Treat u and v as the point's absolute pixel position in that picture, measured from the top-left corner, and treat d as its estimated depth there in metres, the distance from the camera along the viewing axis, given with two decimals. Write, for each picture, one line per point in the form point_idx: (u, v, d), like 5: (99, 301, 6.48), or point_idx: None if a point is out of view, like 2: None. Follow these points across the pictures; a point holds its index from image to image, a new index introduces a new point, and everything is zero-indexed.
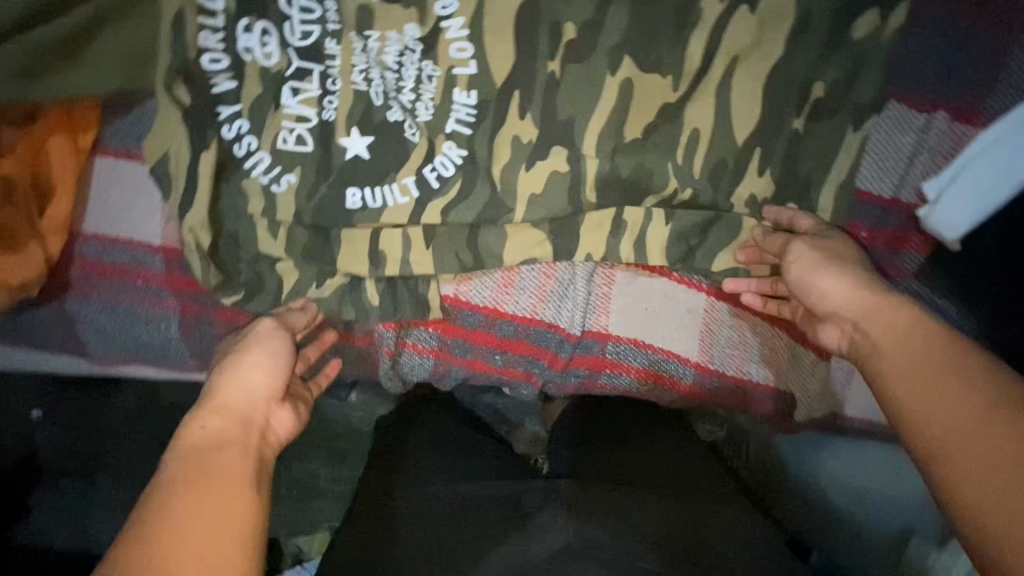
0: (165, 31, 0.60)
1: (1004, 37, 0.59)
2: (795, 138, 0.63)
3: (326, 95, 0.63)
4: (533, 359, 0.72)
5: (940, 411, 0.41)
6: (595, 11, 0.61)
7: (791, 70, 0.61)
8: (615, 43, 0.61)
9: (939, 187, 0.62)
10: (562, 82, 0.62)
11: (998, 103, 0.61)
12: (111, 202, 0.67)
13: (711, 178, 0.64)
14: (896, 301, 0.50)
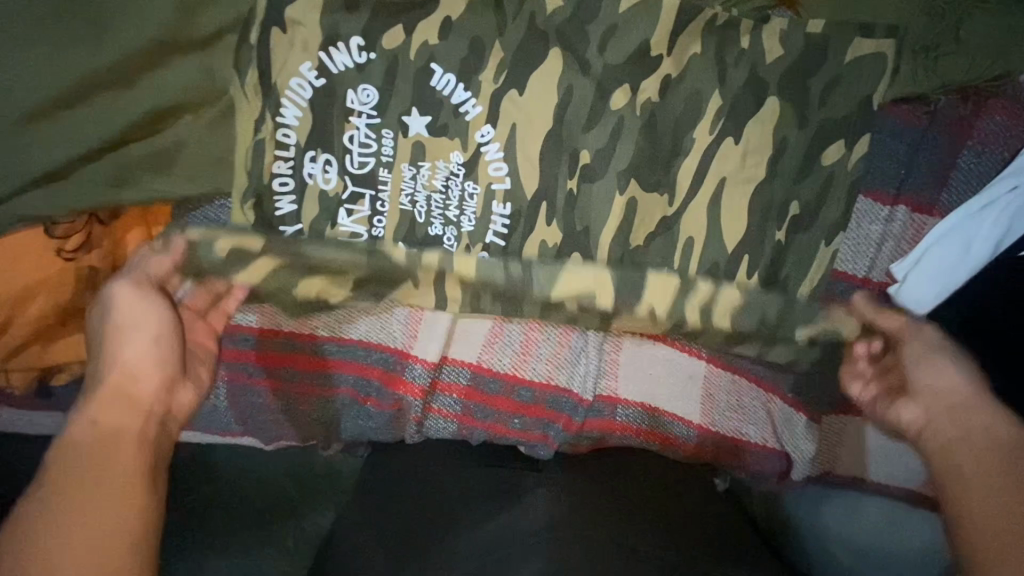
0: (242, 151, 0.67)
1: (953, 152, 0.71)
2: (778, 247, 0.71)
3: (376, 216, 0.70)
4: (549, 422, 0.79)
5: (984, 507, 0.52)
6: (607, 140, 0.68)
7: (771, 193, 0.70)
8: (624, 168, 0.69)
9: (905, 269, 0.72)
10: (579, 199, 0.70)
11: (952, 199, 0.71)
12: None
13: (705, 277, 0.72)
14: (994, 403, 0.61)
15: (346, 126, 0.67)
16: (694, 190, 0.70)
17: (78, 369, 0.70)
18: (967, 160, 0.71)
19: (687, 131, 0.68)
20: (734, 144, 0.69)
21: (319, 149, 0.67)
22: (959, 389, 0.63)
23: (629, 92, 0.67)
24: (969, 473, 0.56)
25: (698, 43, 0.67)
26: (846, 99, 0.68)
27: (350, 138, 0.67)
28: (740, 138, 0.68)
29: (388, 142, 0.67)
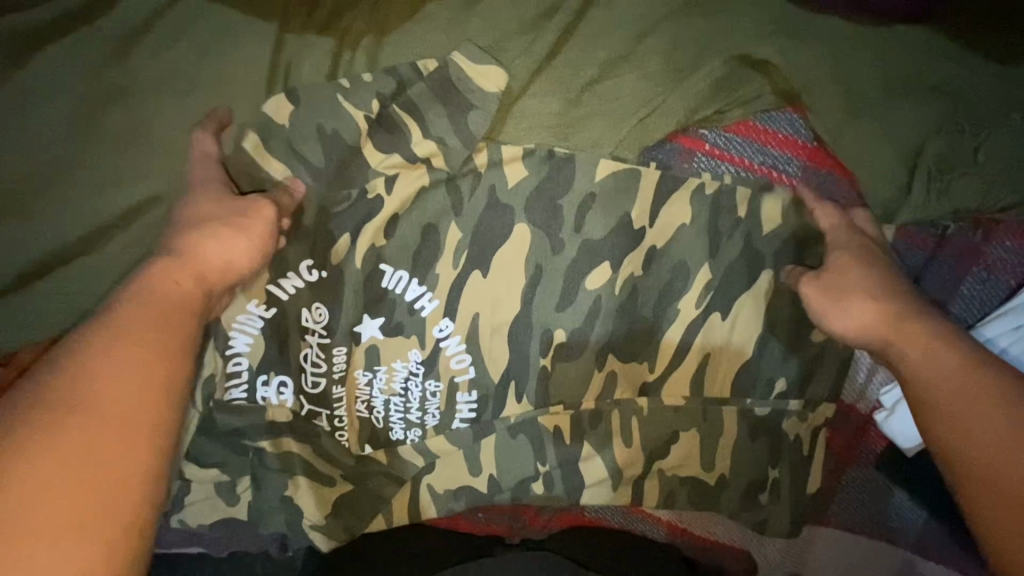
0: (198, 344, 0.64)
1: (955, 275, 0.65)
2: (756, 420, 0.70)
3: (336, 431, 0.68)
4: (514, 516, 0.79)
5: (854, 305, 0.57)
6: (584, 320, 0.67)
7: (759, 370, 0.69)
8: (601, 346, 0.68)
9: (893, 398, 0.68)
10: (553, 375, 0.69)
11: None
12: None
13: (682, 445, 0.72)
14: (907, 311, 0.55)
15: (301, 344, 0.65)
16: (676, 365, 0.69)
17: None
18: (971, 286, 0.66)
19: (671, 303, 0.67)
20: (713, 274, 0.66)
21: (272, 372, 0.65)
22: (866, 319, 0.56)
23: (608, 271, 0.65)
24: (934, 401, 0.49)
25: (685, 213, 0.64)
26: None
27: (304, 357, 0.65)
28: (726, 280, 0.66)
29: (339, 362, 0.66)
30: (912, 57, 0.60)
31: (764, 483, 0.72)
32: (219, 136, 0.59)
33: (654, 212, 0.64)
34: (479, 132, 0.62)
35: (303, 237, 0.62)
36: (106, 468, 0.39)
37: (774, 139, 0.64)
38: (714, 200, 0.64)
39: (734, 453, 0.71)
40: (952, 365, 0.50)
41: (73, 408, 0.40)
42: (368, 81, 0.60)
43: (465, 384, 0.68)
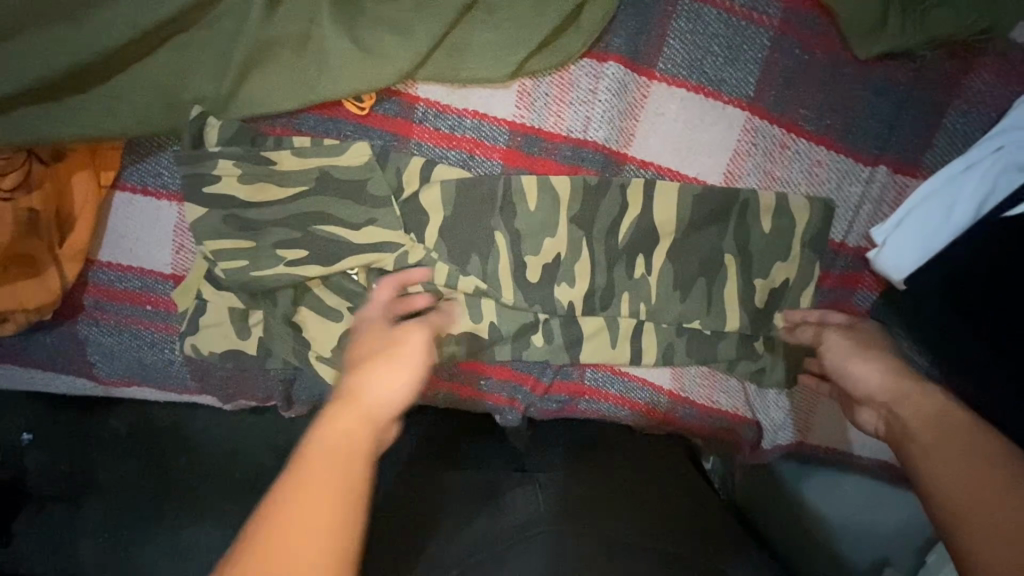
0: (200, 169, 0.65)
1: (938, 106, 0.68)
2: (746, 258, 0.72)
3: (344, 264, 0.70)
4: (517, 385, 0.77)
5: (861, 367, 0.65)
6: (575, 153, 0.71)
7: (750, 208, 0.71)
8: (595, 183, 0.70)
9: (885, 233, 0.69)
10: (554, 215, 0.70)
11: (932, 157, 0.69)
12: (126, 235, 0.69)
13: (680, 291, 0.73)
14: (912, 375, 0.61)
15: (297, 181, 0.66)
16: (671, 206, 0.71)
17: (24, 318, 0.67)
18: (954, 119, 0.68)
19: (664, 141, 0.70)
20: (704, 112, 0.70)
21: None
22: (879, 383, 0.63)
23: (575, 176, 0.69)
24: (924, 441, 0.56)
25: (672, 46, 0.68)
26: (820, 103, 0.69)
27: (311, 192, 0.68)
28: (713, 115, 0.70)
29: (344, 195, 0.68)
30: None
31: (758, 328, 0.74)
32: None
33: (642, 47, 0.68)
34: None
35: (309, 69, 0.65)
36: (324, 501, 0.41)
37: None
38: (702, 41, 0.68)
39: (727, 294, 0.73)
40: (973, 455, 0.51)
41: None
42: None
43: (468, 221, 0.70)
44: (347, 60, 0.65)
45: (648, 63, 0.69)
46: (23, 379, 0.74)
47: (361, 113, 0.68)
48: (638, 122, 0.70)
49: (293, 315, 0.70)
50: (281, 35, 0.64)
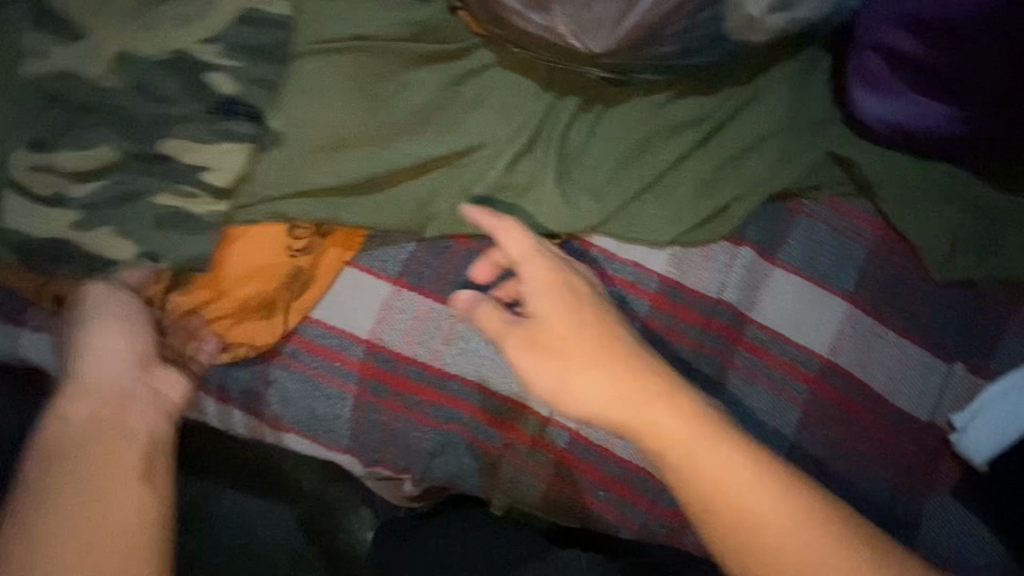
0: (428, 258, 0.86)
1: (1000, 324, 0.87)
2: (844, 415, 0.85)
3: None
4: (631, 505, 0.83)
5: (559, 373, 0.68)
6: (710, 305, 0.89)
7: (848, 376, 0.86)
8: (721, 333, 0.88)
9: (964, 420, 0.82)
10: (689, 349, 0.87)
11: (997, 366, 0.86)
12: (343, 301, 0.84)
13: (783, 435, 0.86)
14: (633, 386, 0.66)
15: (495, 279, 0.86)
16: (782, 360, 0.87)
17: (244, 352, 0.80)
18: (1011, 338, 0.86)
19: (783, 311, 0.88)
20: (817, 294, 0.88)
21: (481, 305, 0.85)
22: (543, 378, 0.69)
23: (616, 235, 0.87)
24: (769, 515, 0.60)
25: (787, 242, 0.90)
26: (906, 303, 0.88)
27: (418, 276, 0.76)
28: (820, 296, 0.88)
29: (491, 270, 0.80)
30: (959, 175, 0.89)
31: (854, 483, 0.84)
32: (487, 129, 0.88)
33: (770, 239, 0.90)
34: (652, 166, 0.91)
35: (525, 209, 0.87)
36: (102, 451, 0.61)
37: (852, 213, 0.91)
38: (811, 245, 0.90)
39: (822, 447, 0.85)
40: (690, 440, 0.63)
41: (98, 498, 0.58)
42: (586, 122, 0.92)
43: None
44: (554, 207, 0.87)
45: (773, 253, 0.90)
46: (203, 404, 0.82)
47: (552, 247, 0.89)
48: (761, 293, 0.89)
49: (468, 397, 0.83)
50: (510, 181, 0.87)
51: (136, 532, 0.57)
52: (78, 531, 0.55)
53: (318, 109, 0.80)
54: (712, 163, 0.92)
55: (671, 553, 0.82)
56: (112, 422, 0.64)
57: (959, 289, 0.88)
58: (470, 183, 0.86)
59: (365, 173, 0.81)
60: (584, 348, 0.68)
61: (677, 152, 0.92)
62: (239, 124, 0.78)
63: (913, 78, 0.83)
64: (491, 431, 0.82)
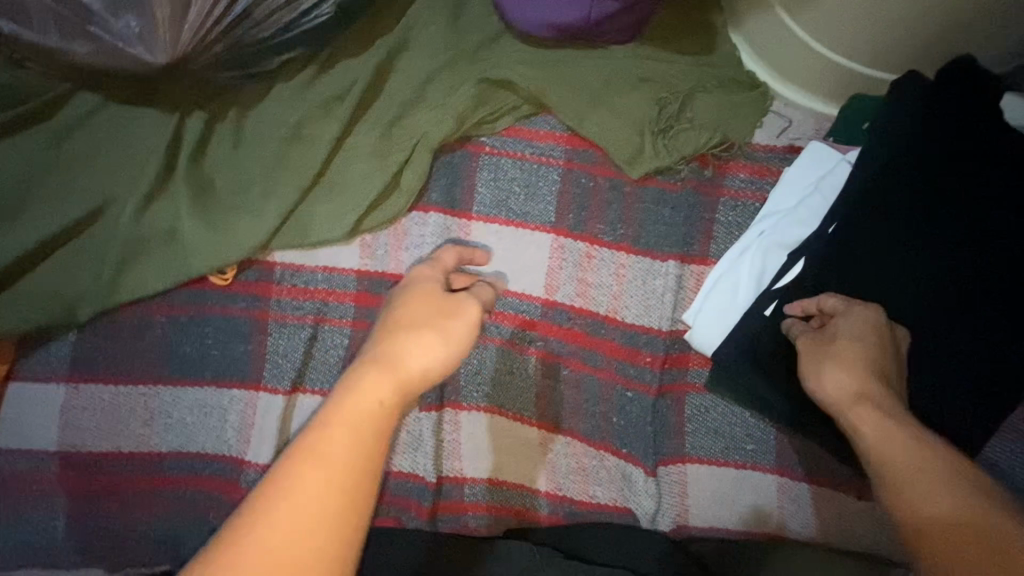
0: (96, 340, 0.78)
1: (712, 201, 0.80)
2: (582, 350, 0.80)
3: (221, 395, 0.78)
4: (398, 511, 0.80)
5: (831, 372, 0.60)
6: None
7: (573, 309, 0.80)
8: None
9: (694, 316, 0.77)
10: None
11: (720, 247, 0.79)
12: (16, 420, 0.76)
13: (528, 390, 0.81)
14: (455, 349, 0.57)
15: (176, 339, 0.78)
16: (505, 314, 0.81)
17: None
18: (727, 212, 0.79)
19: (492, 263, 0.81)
20: (520, 235, 0.81)
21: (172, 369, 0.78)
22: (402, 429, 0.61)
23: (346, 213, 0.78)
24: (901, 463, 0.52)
25: (477, 189, 0.82)
26: (613, 212, 0.81)
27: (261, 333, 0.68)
28: (525, 235, 0.81)
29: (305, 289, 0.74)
30: (628, 58, 0.83)
31: (611, 412, 0.80)
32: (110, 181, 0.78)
33: (458, 191, 0.82)
34: (310, 156, 0.81)
35: (179, 254, 0.78)
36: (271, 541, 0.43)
37: (535, 135, 0.83)
38: (501, 184, 0.82)
39: (571, 389, 0.80)
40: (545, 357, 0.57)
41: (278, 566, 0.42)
42: (225, 135, 0.82)
43: (326, 350, 0.80)
44: (208, 240, 0.78)
45: (464, 207, 0.82)
46: None
47: (226, 282, 0.80)
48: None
49: (189, 470, 0.77)
50: (149, 229, 0.78)
51: (329, 549, 0.43)
52: (268, 515, 0.43)
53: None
54: (377, 129, 0.83)
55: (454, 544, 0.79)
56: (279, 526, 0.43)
57: (663, 178, 0.81)
58: (108, 248, 0.77)
59: None
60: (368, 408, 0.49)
61: (333, 132, 0.82)
62: None
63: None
64: (220, 499, 0.76)
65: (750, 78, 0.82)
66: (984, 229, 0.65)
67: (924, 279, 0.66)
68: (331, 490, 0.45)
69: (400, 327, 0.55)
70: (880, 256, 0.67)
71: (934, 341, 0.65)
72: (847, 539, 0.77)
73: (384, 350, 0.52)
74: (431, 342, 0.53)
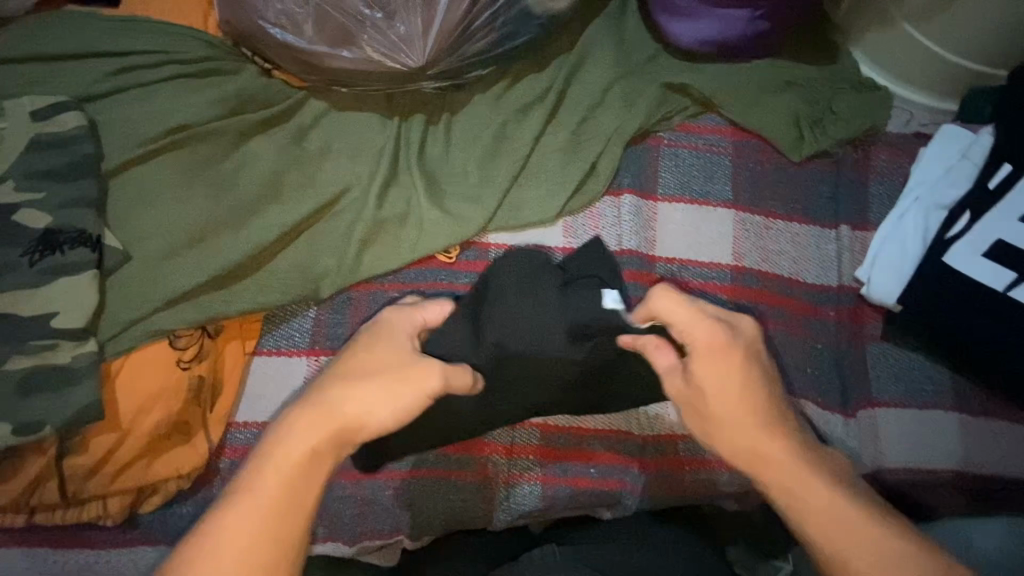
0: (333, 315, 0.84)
1: (863, 179, 0.94)
2: (770, 308, 0.90)
3: None
4: (624, 468, 0.84)
5: (736, 418, 0.60)
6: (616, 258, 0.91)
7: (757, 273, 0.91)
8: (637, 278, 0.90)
9: (867, 271, 0.89)
10: None
11: (877, 216, 0.93)
12: (262, 395, 0.79)
13: None
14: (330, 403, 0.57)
15: None
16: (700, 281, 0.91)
17: (172, 486, 0.75)
18: (877, 187, 0.94)
19: (682, 236, 0.92)
20: (703, 212, 0.93)
21: None
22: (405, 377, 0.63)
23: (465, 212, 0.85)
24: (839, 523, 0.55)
25: (660, 175, 0.94)
26: (779, 191, 0.94)
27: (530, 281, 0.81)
28: (707, 211, 0.93)
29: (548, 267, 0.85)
30: (777, 66, 0.98)
31: (803, 365, 0.89)
32: (347, 171, 0.86)
33: (645, 177, 0.94)
34: (516, 150, 0.92)
35: (412, 235, 0.86)
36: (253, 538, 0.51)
37: (704, 131, 0.97)
38: (683, 171, 0.94)
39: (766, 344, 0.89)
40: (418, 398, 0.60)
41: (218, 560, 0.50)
42: (441, 133, 0.92)
43: None
44: (438, 222, 0.86)
45: (652, 191, 0.94)
46: (151, 564, 0.74)
47: (451, 260, 0.88)
48: (658, 231, 0.93)
49: None
50: (388, 213, 0.86)
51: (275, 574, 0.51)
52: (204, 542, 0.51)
53: (166, 211, 0.77)
54: (569, 129, 0.94)
55: (679, 494, 0.84)
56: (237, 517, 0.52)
57: (818, 161, 0.95)
58: (347, 230, 0.84)
59: (232, 259, 0.77)
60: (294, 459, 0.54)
61: (533, 131, 0.93)
62: (74, 254, 0.70)
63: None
64: (463, 459, 0.83)
65: (872, 82, 0.99)
66: None
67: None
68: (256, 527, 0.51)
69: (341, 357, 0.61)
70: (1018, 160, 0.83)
71: None
72: None
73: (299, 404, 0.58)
74: (385, 392, 0.58)
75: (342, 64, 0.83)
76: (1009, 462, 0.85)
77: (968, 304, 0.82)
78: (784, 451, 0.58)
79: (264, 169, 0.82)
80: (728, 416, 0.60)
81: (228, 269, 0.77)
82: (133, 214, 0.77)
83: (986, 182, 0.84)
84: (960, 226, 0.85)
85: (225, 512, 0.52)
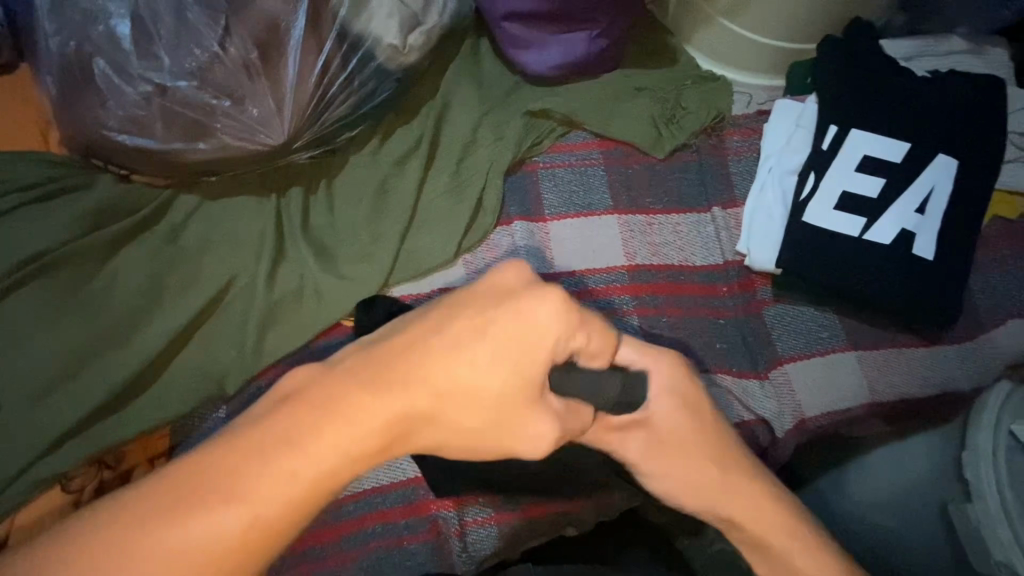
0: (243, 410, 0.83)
1: (722, 161, 1.03)
2: (666, 296, 0.95)
3: None
4: (572, 485, 0.85)
5: (701, 458, 0.63)
6: None
7: (651, 267, 0.96)
8: None
9: (746, 244, 0.96)
10: None
11: (742, 192, 1.01)
12: None
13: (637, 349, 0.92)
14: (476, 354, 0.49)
15: None
16: (602, 286, 0.95)
17: None
18: (736, 165, 1.02)
19: (576, 249, 0.96)
20: (591, 222, 0.98)
21: None
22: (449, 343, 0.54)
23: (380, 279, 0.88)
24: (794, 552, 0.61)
25: (544, 197, 0.99)
26: (653, 187, 1.01)
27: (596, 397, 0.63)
28: (593, 219, 0.98)
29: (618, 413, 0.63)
30: (628, 74, 1.05)
31: (714, 341, 0.94)
32: (229, 261, 0.84)
33: (529, 202, 0.99)
34: (399, 203, 0.93)
35: (310, 308, 0.85)
36: (276, 499, 0.40)
37: (575, 147, 1.02)
38: (564, 188, 0.99)
39: (676, 331, 0.94)
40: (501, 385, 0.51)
41: (234, 492, 0.39)
42: (321, 201, 0.92)
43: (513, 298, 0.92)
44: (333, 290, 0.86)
45: (540, 214, 0.98)
46: None
47: None
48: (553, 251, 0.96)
49: (371, 506, 0.82)
50: (281, 294, 0.84)
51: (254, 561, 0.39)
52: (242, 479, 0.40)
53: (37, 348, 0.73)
54: (448, 171, 0.96)
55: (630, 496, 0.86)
56: (280, 459, 0.40)
57: (681, 152, 1.03)
58: (241, 321, 0.82)
59: (120, 382, 0.74)
60: (363, 415, 0.43)
61: (414, 179, 0.95)
62: None
63: (550, 24, 0.96)
64: (411, 523, 0.81)
65: (711, 73, 1.08)
66: (916, 116, 0.93)
67: (871, 131, 0.93)
68: (282, 501, 0.40)
69: (455, 346, 0.48)
70: (839, 117, 0.94)
71: (896, 187, 0.91)
72: (926, 381, 0.94)
73: (412, 362, 0.47)
74: (488, 366, 0.48)
75: (199, 155, 0.81)
76: (905, 382, 0.94)
77: (832, 253, 0.91)
78: (749, 505, 0.62)
79: (137, 280, 0.79)
80: (704, 466, 0.63)
81: (117, 393, 0.75)
82: (4, 354, 0.73)
83: (820, 144, 0.94)
84: (809, 187, 0.94)
85: (270, 467, 0.40)
